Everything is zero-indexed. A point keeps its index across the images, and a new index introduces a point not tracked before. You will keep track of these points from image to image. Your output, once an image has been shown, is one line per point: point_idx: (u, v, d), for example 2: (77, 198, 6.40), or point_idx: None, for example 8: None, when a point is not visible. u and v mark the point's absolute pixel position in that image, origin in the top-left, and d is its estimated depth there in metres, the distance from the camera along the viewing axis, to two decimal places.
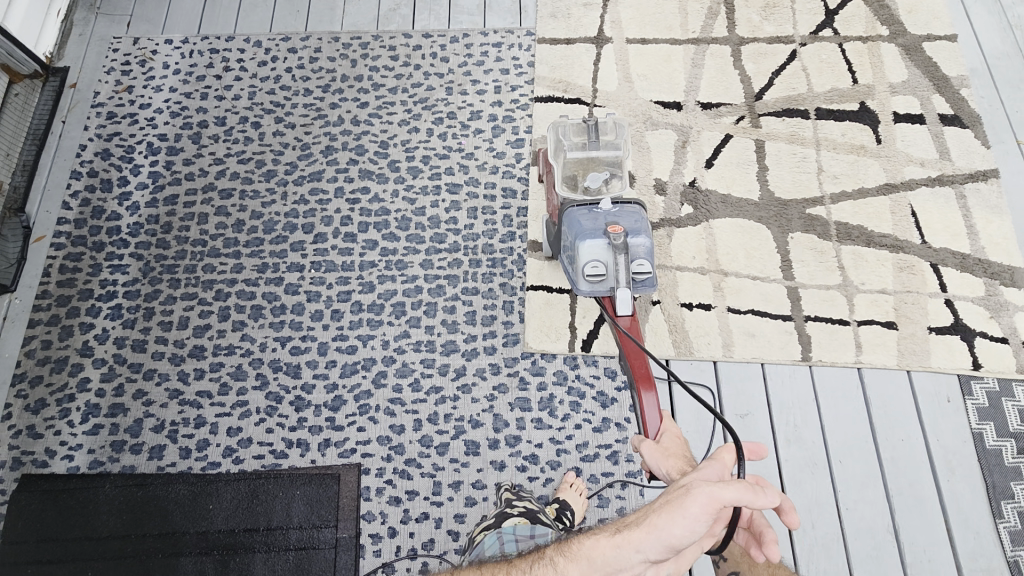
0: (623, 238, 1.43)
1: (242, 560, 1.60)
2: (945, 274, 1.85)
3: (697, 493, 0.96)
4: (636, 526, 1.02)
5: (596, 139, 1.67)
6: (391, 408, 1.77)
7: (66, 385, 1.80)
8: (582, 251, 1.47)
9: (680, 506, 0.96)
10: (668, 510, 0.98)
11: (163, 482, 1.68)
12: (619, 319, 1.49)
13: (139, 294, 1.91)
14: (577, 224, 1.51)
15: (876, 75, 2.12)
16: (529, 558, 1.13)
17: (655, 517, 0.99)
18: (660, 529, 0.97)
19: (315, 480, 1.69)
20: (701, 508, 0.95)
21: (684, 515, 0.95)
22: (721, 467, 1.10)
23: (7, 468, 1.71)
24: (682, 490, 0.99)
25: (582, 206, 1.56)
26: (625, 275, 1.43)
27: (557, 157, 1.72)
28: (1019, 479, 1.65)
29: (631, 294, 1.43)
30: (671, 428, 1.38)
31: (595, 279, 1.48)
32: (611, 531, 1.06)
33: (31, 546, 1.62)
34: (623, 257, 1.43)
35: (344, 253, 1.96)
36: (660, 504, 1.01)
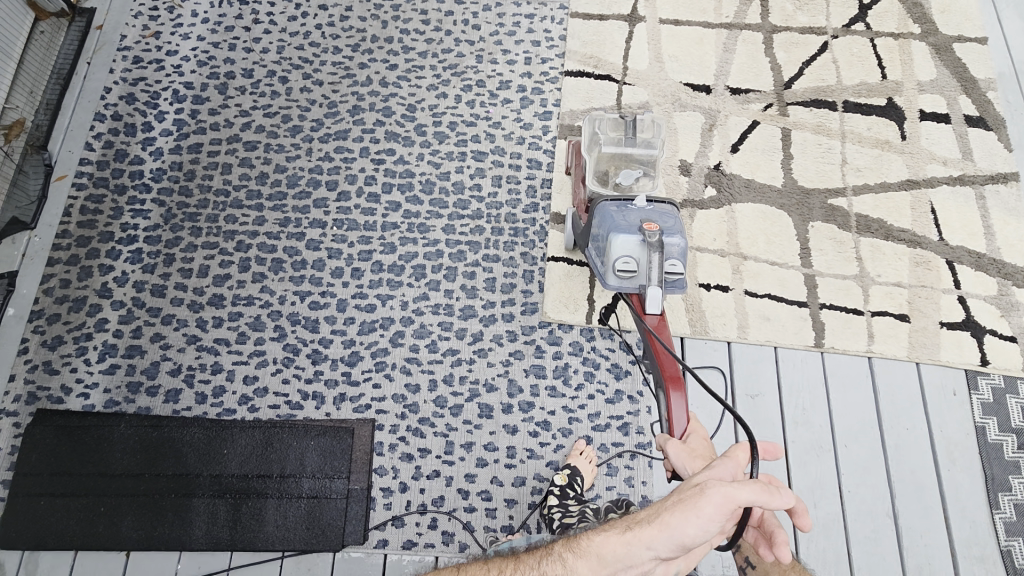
0: (658, 235, 1.40)
1: (255, 504, 1.63)
2: (959, 272, 1.88)
3: (713, 492, 0.92)
4: (647, 523, 0.98)
5: (633, 136, 1.68)
6: (407, 367, 1.78)
7: (84, 324, 1.80)
8: (615, 245, 1.44)
9: (695, 506, 0.92)
10: (682, 509, 0.94)
11: (178, 425, 1.70)
12: (647, 318, 1.43)
13: (160, 239, 1.90)
14: (610, 219, 1.49)
15: (905, 72, 2.13)
16: (537, 553, 1.09)
17: (667, 515, 0.95)
18: (673, 528, 0.93)
19: (329, 431, 1.71)
20: (717, 508, 0.91)
21: (698, 515, 0.91)
22: (736, 465, 1.04)
23: (23, 401, 1.72)
24: (696, 489, 0.95)
25: (616, 203, 1.55)
26: (658, 273, 1.39)
27: (591, 149, 1.73)
28: (1018, 473, 1.69)
29: (662, 293, 1.39)
30: (699, 431, 1.30)
31: (625, 274, 1.44)
32: (620, 527, 1.02)
33: (46, 479, 1.64)
34: (657, 256, 1.40)
35: (366, 212, 1.95)
36: (672, 501, 0.97)
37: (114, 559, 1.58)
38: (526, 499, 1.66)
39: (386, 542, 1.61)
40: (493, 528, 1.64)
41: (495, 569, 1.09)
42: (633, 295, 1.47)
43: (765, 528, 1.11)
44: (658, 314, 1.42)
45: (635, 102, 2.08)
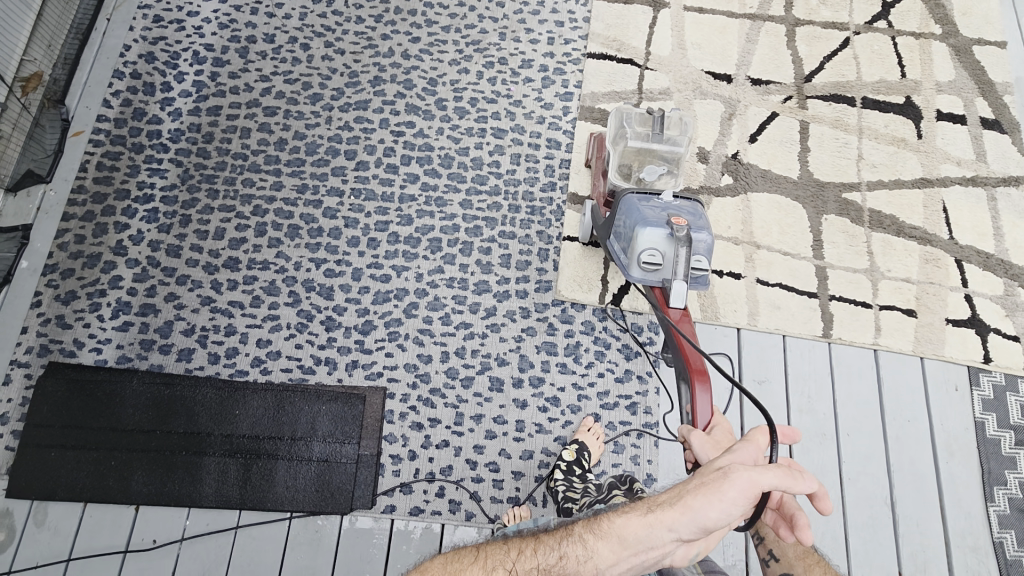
0: (687, 231, 1.40)
1: (265, 465, 1.65)
2: (967, 270, 1.91)
3: (736, 477, 0.92)
4: (668, 505, 0.98)
5: (661, 133, 1.68)
6: (420, 338, 1.80)
7: (98, 281, 1.80)
8: (642, 238, 1.44)
9: (718, 490, 0.93)
10: (705, 492, 0.94)
11: (190, 384, 1.70)
12: (670, 311, 1.42)
13: (176, 200, 1.90)
14: (637, 212, 1.49)
15: (924, 72, 2.14)
16: (557, 533, 1.03)
17: (689, 498, 0.95)
18: (695, 511, 0.93)
19: (341, 398, 1.72)
20: (740, 492, 0.92)
21: (721, 499, 0.92)
22: (755, 449, 1.05)
23: (35, 353, 1.72)
24: (718, 473, 0.95)
25: (641, 196, 1.55)
26: (685, 268, 1.39)
27: (615, 142, 1.73)
28: (1013, 468, 1.73)
29: (688, 288, 1.40)
30: (724, 424, 1.28)
31: (650, 267, 1.44)
32: (642, 509, 1.01)
33: (57, 431, 1.64)
34: (685, 250, 1.39)
35: (384, 183, 1.95)
36: (694, 483, 0.97)
37: (123, 512, 1.60)
38: (532, 472, 1.68)
39: (393, 508, 1.64)
40: (500, 498, 1.66)
41: (514, 550, 1.01)
42: (656, 289, 1.47)
43: (786, 512, 1.10)
44: (682, 309, 1.42)
45: (657, 87, 2.08)
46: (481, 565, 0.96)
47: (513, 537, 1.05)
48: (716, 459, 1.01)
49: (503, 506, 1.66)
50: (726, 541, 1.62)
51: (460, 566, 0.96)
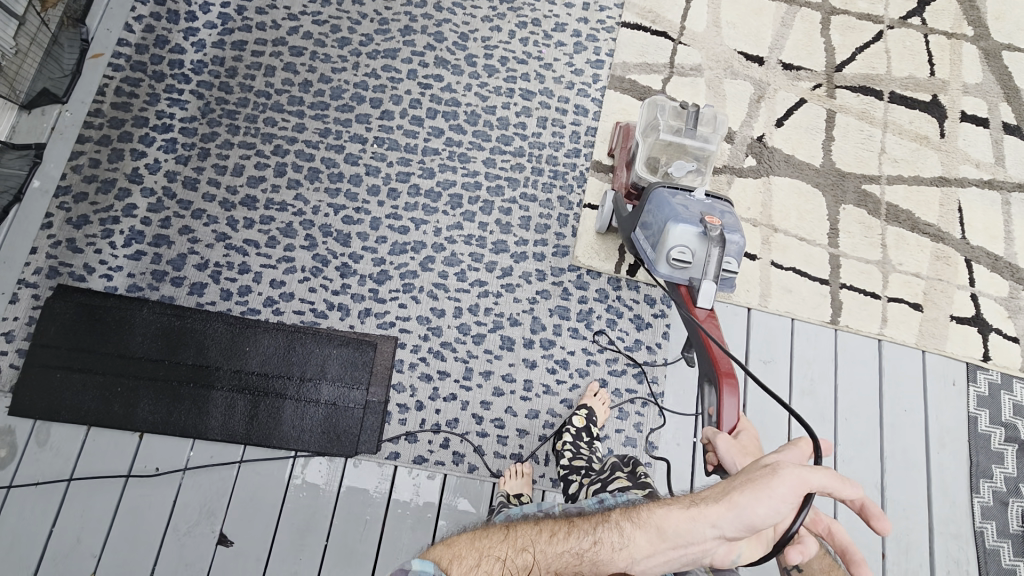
0: (720, 231, 1.40)
1: (273, 403, 1.65)
2: (975, 270, 1.94)
3: (785, 473, 0.87)
4: (712, 500, 0.93)
5: (693, 128, 1.66)
6: (434, 292, 1.79)
7: (112, 208, 1.77)
8: (673, 234, 1.43)
9: (766, 486, 0.87)
10: (752, 488, 0.89)
11: (201, 317, 1.69)
12: (696, 311, 1.42)
13: (195, 132, 1.86)
14: (669, 207, 1.48)
15: (953, 72, 2.15)
16: (592, 519, 1.00)
17: (734, 494, 0.90)
18: (740, 508, 0.88)
19: (352, 343, 1.72)
20: (791, 489, 0.86)
21: (770, 495, 0.86)
22: (802, 453, 0.99)
23: (43, 275, 1.69)
24: (766, 469, 0.90)
25: (672, 190, 1.53)
26: (715, 269, 1.40)
27: (646, 134, 1.73)
28: (1000, 463, 1.79)
29: (716, 289, 1.40)
30: (750, 429, 1.26)
31: (679, 264, 1.44)
32: (683, 503, 0.97)
33: (63, 353, 1.63)
34: (717, 251, 1.39)
35: (408, 135, 1.93)
36: (740, 480, 0.92)
37: (127, 439, 1.60)
38: (537, 432, 1.71)
39: (398, 455, 1.65)
40: (503, 454, 1.68)
41: (546, 532, 0.97)
42: (681, 285, 1.48)
43: (836, 544, 1.03)
44: (708, 308, 1.42)
45: (688, 63, 2.07)
46: (511, 544, 0.93)
47: (546, 520, 1.01)
48: (760, 457, 0.96)
49: (505, 461, 1.68)
50: None
51: (489, 543, 0.93)
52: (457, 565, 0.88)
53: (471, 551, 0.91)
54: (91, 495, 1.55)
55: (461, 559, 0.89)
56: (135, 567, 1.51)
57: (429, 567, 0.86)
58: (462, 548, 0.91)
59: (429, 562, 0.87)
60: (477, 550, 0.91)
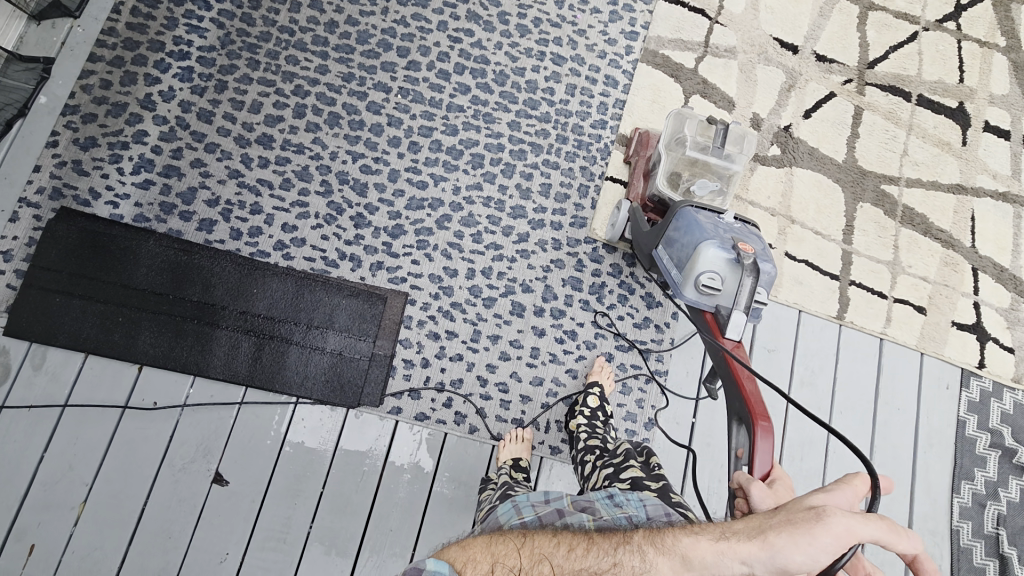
0: (754, 259, 1.32)
1: (278, 347, 1.63)
2: (980, 279, 1.97)
3: (833, 520, 0.75)
4: (745, 535, 0.79)
5: (721, 147, 1.62)
6: (448, 252, 1.76)
7: (121, 133, 1.70)
8: (703, 257, 1.35)
9: (808, 531, 0.74)
10: (791, 530, 0.76)
11: (209, 255, 1.65)
12: (724, 341, 1.34)
13: (213, 63, 1.79)
14: (698, 228, 1.40)
15: (981, 81, 2.14)
16: (612, 537, 0.85)
17: (769, 533, 0.77)
18: (777, 551, 0.75)
19: (362, 295, 1.69)
20: (837, 540, 0.74)
21: (811, 542, 0.74)
22: (852, 494, 0.86)
23: (46, 196, 1.62)
24: (809, 512, 0.77)
25: (699, 211, 1.47)
26: (747, 299, 1.32)
27: (671, 147, 1.67)
28: (982, 467, 1.84)
29: (747, 321, 1.32)
30: (786, 478, 1.09)
31: (707, 290, 1.36)
32: (715, 533, 0.82)
33: (64, 278, 1.58)
34: (749, 281, 1.31)
35: (434, 88, 1.87)
36: (779, 518, 0.79)
37: (125, 371, 1.56)
38: (540, 399, 1.71)
39: (400, 410, 1.64)
40: (505, 419, 1.68)
41: (564, 546, 0.82)
42: (707, 312, 1.41)
43: None
44: (737, 339, 1.34)
45: (723, 44, 2.03)
46: (526, 553, 0.78)
47: (562, 531, 0.86)
48: (801, 496, 0.83)
49: (506, 426, 1.68)
50: (710, 489, 1.70)
51: (505, 549, 0.79)
52: (472, 568, 0.74)
53: (486, 555, 0.77)
54: (86, 423, 1.52)
55: (472, 563, 0.76)
56: (128, 498, 1.49)
57: (442, 569, 0.73)
58: (475, 551, 0.77)
59: (444, 563, 0.74)
60: (492, 555, 0.77)
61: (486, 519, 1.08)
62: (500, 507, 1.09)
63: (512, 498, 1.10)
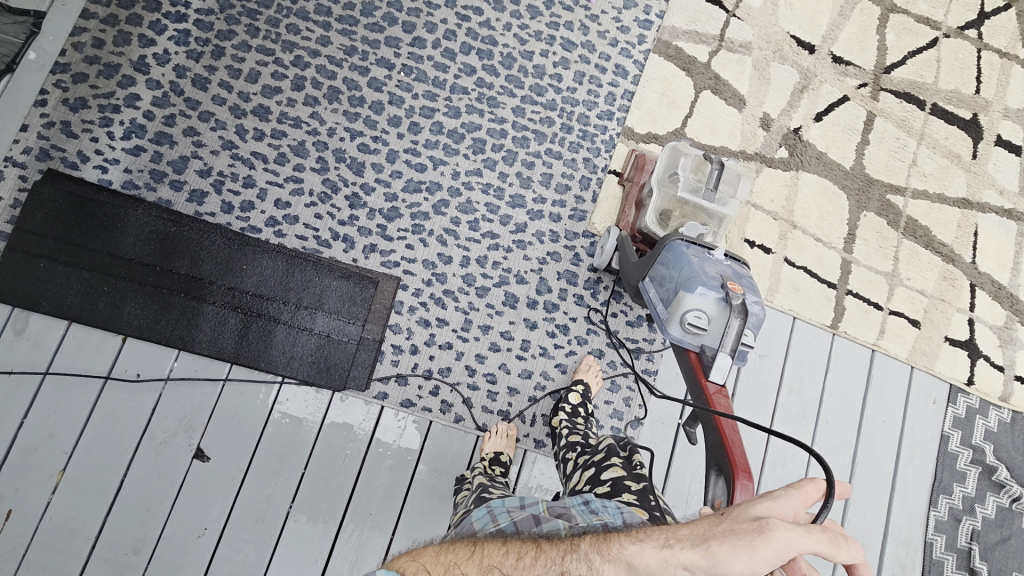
0: (742, 300, 1.31)
1: (264, 327, 1.60)
2: (977, 296, 1.96)
3: (776, 534, 0.70)
4: (688, 543, 0.76)
5: (714, 190, 1.58)
6: (443, 238, 1.73)
7: (113, 95, 1.64)
8: (691, 295, 1.34)
9: (750, 543, 0.70)
10: (733, 541, 0.71)
11: (199, 228, 1.61)
12: (707, 384, 1.32)
13: (211, 28, 1.72)
14: (689, 264, 1.37)
15: (998, 93, 2.09)
16: (560, 545, 0.82)
17: (712, 542, 0.73)
18: (717, 562, 0.71)
19: (354, 277, 1.67)
20: (777, 555, 0.69)
21: (752, 555, 0.69)
22: (800, 502, 0.78)
23: (33, 156, 1.58)
24: (753, 523, 0.72)
25: (688, 244, 1.43)
26: (733, 342, 1.30)
27: (665, 183, 1.64)
28: (961, 482, 1.86)
29: (731, 363, 1.30)
30: None
31: (693, 329, 1.34)
32: (659, 540, 0.79)
33: (49, 243, 1.54)
34: (737, 323, 1.29)
35: (438, 68, 1.81)
36: (723, 527, 0.75)
37: (109, 341, 1.54)
38: (527, 392, 1.70)
39: (386, 396, 1.63)
40: (491, 410, 1.67)
41: (512, 555, 0.80)
42: (690, 351, 1.38)
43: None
44: (720, 382, 1.32)
45: (738, 39, 1.97)
46: (473, 563, 0.77)
47: (511, 540, 0.85)
48: (746, 502, 0.78)
49: (492, 417, 1.67)
50: (691, 490, 1.71)
51: (453, 559, 0.78)
52: None
53: (434, 565, 0.77)
54: (69, 392, 1.50)
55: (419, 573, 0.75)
56: (108, 469, 1.49)
57: None
58: (423, 562, 0.77)
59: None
60: (440, 565, 0.77)
61: (460, 523, 1.08)
62: (475, 512, 1.08)
63: (485, 504, 1.11)
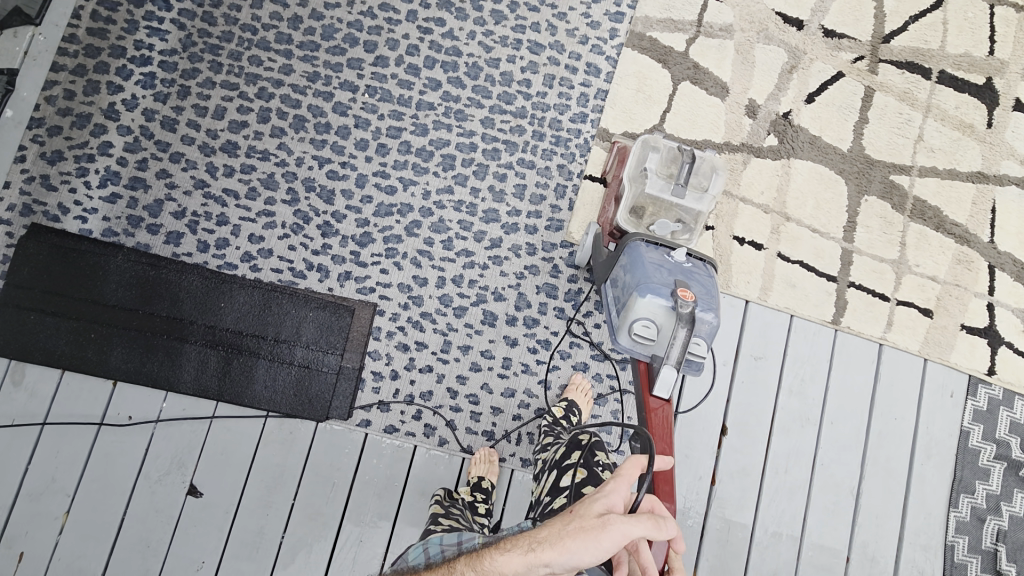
0: (692, 309, 1.22)
1: (245, 362, 1.63)
2: (997, 277, 1.82)
3: (614, 527, 0.83)
4: (547, 543, 0.88)
5: (685, 185, 1.46)
6: (418, 260, 1.71)
7: (87, 145, 1.68)
8: (641, 303, 1.28)
9: (595, 537, 0.83)
10: (583, 537, 0.84)
11: (176, 269, 1.65)
12: (650, 399, 1.24)
13: (175, 68, 1.73)
14: (643, 269, 1.33)
15: (1015, 51, 1.91)
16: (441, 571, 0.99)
17: (566, 540, 0.85)
18: (571, 557, 0.84)
19: (330, 306, 1.67)
20: (615, 542, 0.83)
21: (597, 547, 0.82)
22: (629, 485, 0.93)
23: (17, 213, 1.63)
24: (597, 519, 0.85)
25: (652, 247, 1.39)
26: (679, 353, 1.21)
27: (635, 179, 1.52)
28: (985, 480, 1.74)
29: (676, 377, 1.21)
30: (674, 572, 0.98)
31: (641, 339, 1.28)
32: (523, 546, 0.91)
33: (38, 295, 1.60)
34: (683, 332, 1.21)
35: (403, 85, 1.78)
36: (573, 524, 0.87)
37: (100, 386, 1.60)
38: (512, 411, 1.68)
39: (369, 423, 1.64)
40: (475, 431, 1.66)
41: None
42: (641, 361, 1.31)
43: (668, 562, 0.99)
44: (664, 398, 1.23)
45: (718, 22, 1.86)
46: None
47: None
48: (588, 499, 0.91)
49: (477, 438, 1.66)
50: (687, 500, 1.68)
51: None
52: None
53: None
54: (67, 438, 1.57)
55: None
56: (108, 508, 1.55)
57: None
58: None
59: None
60: None
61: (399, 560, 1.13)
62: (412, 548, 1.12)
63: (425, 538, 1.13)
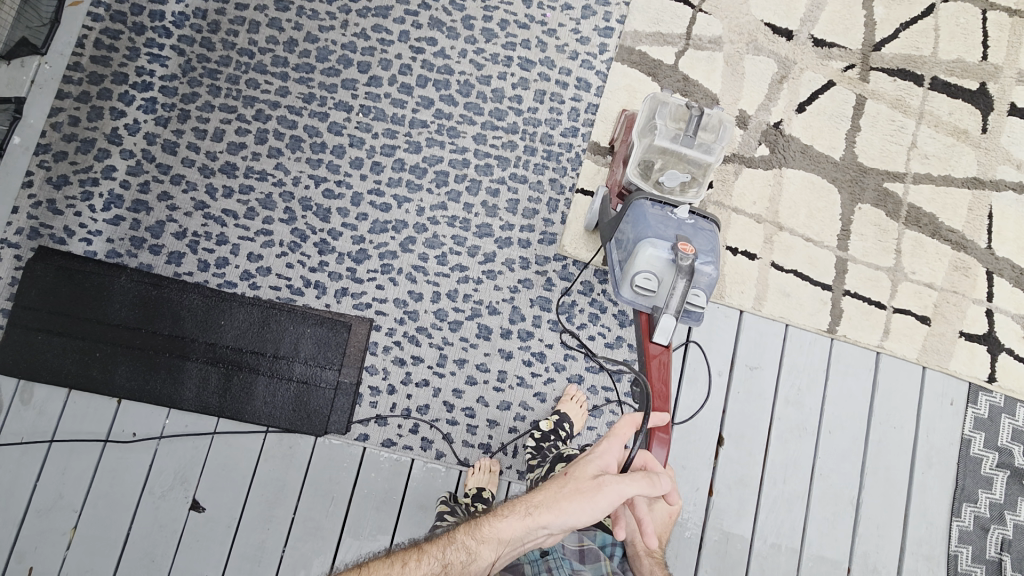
0: (691, 261, 1.27)
1: (246, 378, 1.66)
2: (996, 283, 1.80)
3: (608, 488, 0.95)
4: (544, 507, 0.98)
5: (693, 136, 1.45)
6: (413, 275, 1.74)
7: (91, 169, 1.73)
8: (643, 257, 1.34)
9: (591, 500, 0.95)
10: (579, 500, 0.96)
11: (177, 288, 1.69)
12: (651, 344, 1.37)
13: (176, 92, 1.78)
14: (645, 223, 1.36)
15: (1009, 56, 1.90)
16: (439, 541, 1.04)
17: (563, 503, 0.96)
18: (569, 517, 0.95)
19: (327, 322, 1.70)
20: (609, 502, 0.95)
21: (593, 507, 0.94)
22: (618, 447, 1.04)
23: (25, 236, 1.68)
24: (592, 482, 0.97)
25: (656, 203, 1.40)
26: (678, 303, 1.29)
27: (643, 135, 1.53)
28: (988, 488, 1.72)
29: (675, 325, 1.31)
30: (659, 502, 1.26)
31: (642, 291, 1.36)
32: (521, 511, 1.00)
33: (44, 316, 1.65)
34: (683, 284, 1.28)
35: (396, 104, 1.81)
36: (570, 487, 0.98)
37: (104, 404, 1.64)
38: (508, 424, 1.69)
39: (366, 437, 1.66)
40: (472, 444, 1.68)
41: (398, 562, 1.01)
42: (642, 311, 1.40)
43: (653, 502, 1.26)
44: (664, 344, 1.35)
45: (707, 35, 1.87)
46: None
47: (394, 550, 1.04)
48: (581, 464, 1.02)
49: (474, 451, 1.68)
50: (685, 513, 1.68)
51: None
52: None
53: None
54: (72, 455, 1.61)
55: None
56: (112, 524, 1.59)
57: None
58: None
59: None
60: None
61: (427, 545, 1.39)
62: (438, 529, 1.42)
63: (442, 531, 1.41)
